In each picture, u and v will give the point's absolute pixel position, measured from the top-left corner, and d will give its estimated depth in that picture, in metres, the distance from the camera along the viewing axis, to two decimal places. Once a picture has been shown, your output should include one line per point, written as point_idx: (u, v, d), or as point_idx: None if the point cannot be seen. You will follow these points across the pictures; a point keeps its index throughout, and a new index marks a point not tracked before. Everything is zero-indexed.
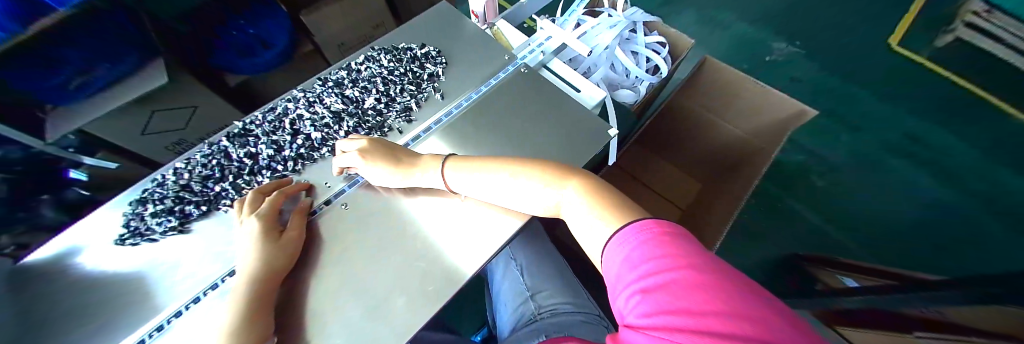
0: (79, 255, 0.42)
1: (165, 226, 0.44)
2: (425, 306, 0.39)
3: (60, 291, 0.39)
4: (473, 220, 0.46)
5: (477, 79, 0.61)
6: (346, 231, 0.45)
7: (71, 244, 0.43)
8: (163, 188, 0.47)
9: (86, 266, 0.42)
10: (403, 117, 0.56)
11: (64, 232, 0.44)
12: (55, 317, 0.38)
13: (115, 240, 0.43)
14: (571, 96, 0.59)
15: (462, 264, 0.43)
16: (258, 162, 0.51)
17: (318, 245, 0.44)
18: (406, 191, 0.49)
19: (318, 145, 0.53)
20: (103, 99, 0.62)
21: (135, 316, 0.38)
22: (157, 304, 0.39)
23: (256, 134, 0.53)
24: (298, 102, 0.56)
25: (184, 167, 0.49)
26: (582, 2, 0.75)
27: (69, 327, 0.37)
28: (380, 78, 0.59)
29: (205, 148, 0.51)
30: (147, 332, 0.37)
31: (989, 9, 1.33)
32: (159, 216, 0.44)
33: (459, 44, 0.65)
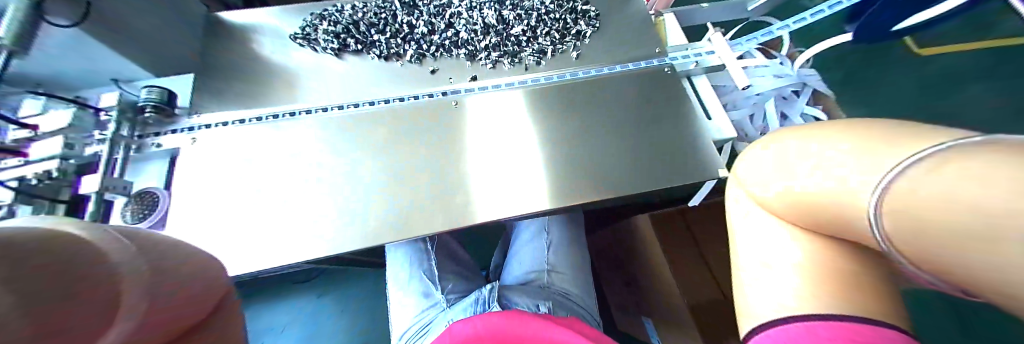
0: (263, 34, 0.62)
1: (327, 45, 0.58)
2: (440, 215, 0.48)
3: (251, 55, 0.60)
4: (518, 170, 0.50)
5: (619, 58, 0.59)
6: (427, 124, 0.53)
7: (260, 25, 0.63)
8: (341, 16, 0.61)
9: (264, 48, 0.61)
10: (536, 56, 0.57)
11: (263, 12, 0.64)
12: (245, 73, 0.59)
13: (290, 34, 0.61)
14: (700, 120, 0.55)
15: (485, 199, 0.48)
16: (411, 34, 0.59)
17: (401, 125, 0.53)
18: (484, 117, 0.54)
19: (457, 45, 0.58)
20: None
21: (281, 96, 0.56)
22: (296, 96, 0.56)
23: (421, 12, 0.61)
24: (461, 1, 0.61)
25: (364, 11, 0.61)
26: (758, 38, 0.68)
27: (248, 87, 0.57)
28: (534, 13, 0.60)
29: (383, 4, 0.62)
30: (287, 112, 0.55)
31: None
32: (334, 37, 0.59)
33: (619, 16, 0.63)
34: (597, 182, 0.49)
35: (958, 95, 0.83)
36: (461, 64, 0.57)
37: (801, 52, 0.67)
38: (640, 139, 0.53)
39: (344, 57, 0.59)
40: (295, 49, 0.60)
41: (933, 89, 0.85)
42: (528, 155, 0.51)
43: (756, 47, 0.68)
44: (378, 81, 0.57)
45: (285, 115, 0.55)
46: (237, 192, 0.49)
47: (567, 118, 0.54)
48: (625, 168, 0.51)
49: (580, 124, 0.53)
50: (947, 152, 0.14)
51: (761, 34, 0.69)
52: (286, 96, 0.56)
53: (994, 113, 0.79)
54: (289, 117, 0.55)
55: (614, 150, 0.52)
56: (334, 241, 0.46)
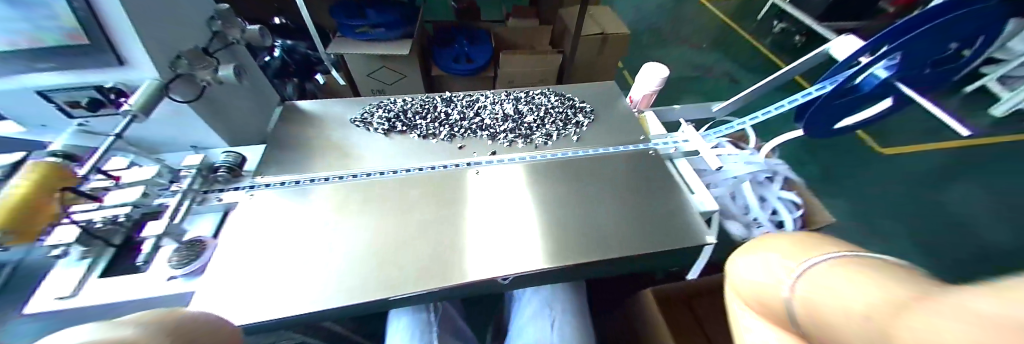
0: (327, 117, 0.79)
1: (378, 127, 0.73)
2: (456, 268, 0.52)
3: (315, 133, 0.75)
4: (525, 231, 0.57)
5: (613, 142, 0.72)
6: (447, 191, 0.62)
7: (327, 111, 0.81)
8: (392, 107, 0.78)
9: (327, 127, 0.76)
10: (544, 138, 0.71)
11: (330, 102, 0.83)
12: (306, 146, 0.72)
13: (349, 118, 0.78)
14: (684, 193, 0.64)
15: (496, 256, 0.53)
16: (446, 119, 0.75)
17: (425, 191, 0.62)
18: (495, 185, 0.63)
19: (480, 128, 0.73)
20: (365, 46, 1.46)
21: (333, 164, 0.68)
22: (345, 164, 0.68)
23: (455, 104, 0.78)
24: (486, 98, 0.80)
25: (410, 103, 0.79)
26: (728, 129, 0.82)
27: (307, 155, 0.70)
28: (542, 108, 0.77)
29: (426, 99, 0.80)
30: (335, 176, 0.65)
31: None
32: (384, 121, 0.74)
33: (608, 112, 0.79)
34: (601, 243, 0.55)
35: (949, 180, 1.39)
36: (482, 142, 0.71)
37: (765, 145, 0.79)
38: (635, 207, 0.61)
39: (390, 136, 0.73)
40: (351, 129, 0.75)
41: (933, 175, 1.41)
42: (538, 216, 0.59)
43: (724, 139, 0.83)
44: (414, 154, 0.69)
45: (332, 179, 0.65)
46: (274, 241, 0.55)
47: (572, 188, 0.63)
48: (624, 231, 0.57)
49: (583, 193, 0.62)
50: (833, 260, 0.21)
51: (726, 128, 0.84)
52: (337, 163, 0.68)
53: (984, 211, 1.29)
54: (335, 180, 0.65)
55: (614, 217, 0.59)
56: (353, 289, 0.49)
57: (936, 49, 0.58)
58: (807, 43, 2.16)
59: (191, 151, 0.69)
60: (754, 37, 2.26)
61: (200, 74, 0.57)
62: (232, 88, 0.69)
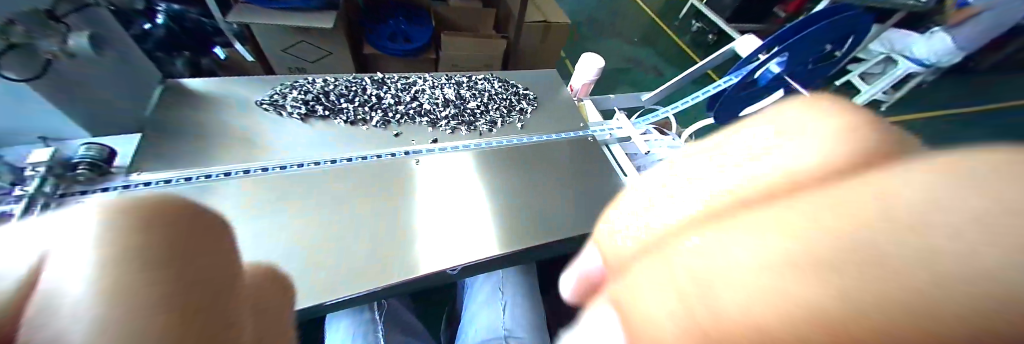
0: (227, 97, 0.66)
1: (294, 111, 0.64)
2: (398, 266, 0.48)
3: (212, 118, 0.62)
4: (468, 219, 0.55)
5: (555, 129, 0.75)
6: (384, 183, 0.58)
7: (227, 90, 0.67)
8: (312, 87, 0.68)
9: (229, 110, 0.64)
10: (488, 125, 0.70)
11: (231, 80, 0.69)
12: (202, 134, 0.59)
13: (257, 100, 0.66)
14: (619, 176, 0.69)
15: (440, 250, 0.51)
16: (379, 103, 0.68)
17: (359, 185, 0.56)
18: (437, 175, 0.60)
19: (418, 114, 0.68)
20: (279, 16, 1.24)
21: (238, 155, 0.57)
22: (254, 155, 0.58)
23: (389, 87, 0.72)
24: (425, 81, 0.75)
25: (333, 83, 0.70)
26: (654, 117, 0.90)
27: (202, 145, 0.57)
28: (484, 94, 0.75)
29: (353, 80, 0.72)
30: (242, 169, 0.55)
31: None
32: (302, 104, 0.65)
33: (551, 99, 0.81)
34: (543, 227, 0.57)
35: None
36: (421, 129, 0.67)
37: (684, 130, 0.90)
38: (575, 190, 0.64)
39: (310, 122, 0.64)
40: (259, 113, 0.64)
41: None
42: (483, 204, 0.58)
43: (651, 126, 0.91)
44: (341, 142, 0.62)
45: (238, 173, 0.55)
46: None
47: (514, 174, 0.64)
48: (565, 214, 0.60)
49: (526, 179, 0.63)
50: None
51: (653, 115, 0.93)
52: (242, 154, 0.57)
53: None
54: (241, 174, 0.55)
55: (556, 201, 0.61)
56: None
57: (807, 51, 0.70)
58: (718, 41, 2.49)
59: (41, 144, 0.52)
60: (676, 34, 2.52)
61: (45, 43, 0.45)
62: (109, 74, 0.55)
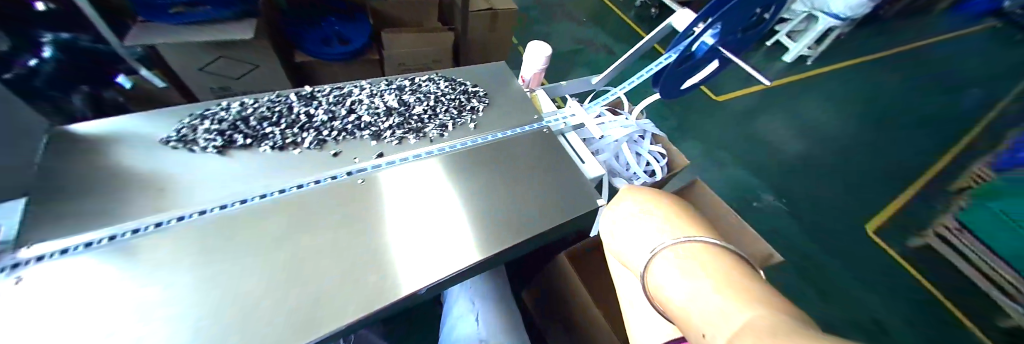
0: (120, 137, 0.57)
1: (210, 143, 0.57)
2: (364, 293, 0.44)
3: (107, 166, 0.53)
4: (433, 229, 0.53)
5: (509, 126, 0.73)
6: (334, 206, 0.53)
7: (120, 129, 0.58)
8: (226, 113, 0.61)
9: (127, 154, 0.55)
10: (438, 129, 0.66)
11: (123, 117, 0.61)
12: (97, 189, 0.50)
13: (162, 138, 0.58)
14: (576, 164, 0.70)
15: (406, 270, 0.47)
16: (311, 122, 0.62)
17: (306, 212, 0.52)
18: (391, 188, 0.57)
19: (359, 128, 0.63)
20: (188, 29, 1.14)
21: (149, 205, 0.49)
22: (168, 203, 0.50)
23: (320, 102, 0.66)
24: (363, 90, 0.69)
25: (251, 105, 0.63)
26: (605, 99, 0.92)
27: (99, 200, 0.48)
28: (431, 96, 0.71)
29: (276, 98, 0.66)
30: (157, 221, 0.48)
31: (960, 227, 1.70)
32: (217, 135, 0.58)
33: (502, 93, 0.79)
34: (504, 228, 0.56)
35: (750, 124, 1.99)
36: (364, 144, 0.62)
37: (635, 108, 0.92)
38: (536, 186, 0.63)
39: (229, 153, 0.57)
40: (168, 152, 0.56)
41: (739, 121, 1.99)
42: (443, 216, 0.55)
43: (603, 108, 0.93)
44: (272, 171, 0.56)
45: (155, 226, 0.47)
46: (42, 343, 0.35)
47: (471, 179, 0.61)
48: (527, 211, 0.59)
49: (486, 183, 0.61)
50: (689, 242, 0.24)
51: (606, 96, 0.95)
52: (155, 204, 0.50)
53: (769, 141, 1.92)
54: (156, 228, 0.47)
55: (517, 200, 0.60)
56: None
57: (735, 27, 0.74)
58: (660, 14, 2.57)
59: None
60: (622, 10, 2.57)
61: None
62: None
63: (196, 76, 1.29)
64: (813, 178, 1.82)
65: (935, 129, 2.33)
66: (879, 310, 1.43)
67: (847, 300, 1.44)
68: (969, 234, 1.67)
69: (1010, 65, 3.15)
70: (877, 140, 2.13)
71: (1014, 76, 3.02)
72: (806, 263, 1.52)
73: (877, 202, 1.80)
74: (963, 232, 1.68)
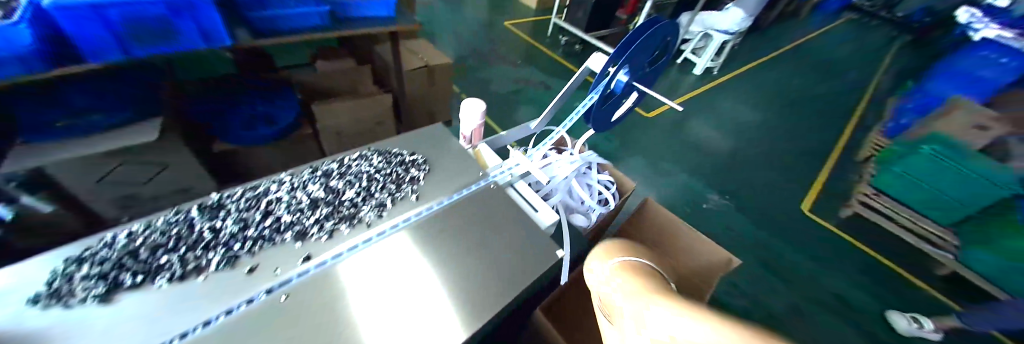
0: None
1: (88, 293, 0.40)
2: None
3: None
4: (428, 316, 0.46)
5: (455, 188, 0.70)
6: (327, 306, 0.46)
7: None
8: (113, 248, 0.46)
9: None
10: (375, 211, 0.60)
11: None
12: None
13: (26, 301, 0.39)
14: (529, 214, 0.69)
15: None
16: (218, 237, 0.51)
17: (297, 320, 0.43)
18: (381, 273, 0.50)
19: (283, 229, 0.54)
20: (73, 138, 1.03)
21: None
22: None
23: (228, 209, 0.55)
24: (282, 184, 0.60)
25: (143, 232, 0.49)
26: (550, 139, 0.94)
27: None
28: (365, 175, 0.65)
29: (170, 215, 0.53)
30: None
31: (875, 192, 2.02)
32: (98, 278, 0.42)
33: (442, 155, 0.77)
34: (475, 309, 0.48)
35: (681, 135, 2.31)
36: (290, 247, 0.52)
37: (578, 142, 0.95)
38: (500, 249, 0.58)
39: (111, 300, 0.41)
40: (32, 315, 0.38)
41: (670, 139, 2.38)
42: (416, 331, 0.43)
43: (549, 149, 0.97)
44: (165, 310, 0.42)
45: None
46: None
47: (426, 258, 0.54)
48: (495, 281, 0.53)
49: (446, 259, 0.54)
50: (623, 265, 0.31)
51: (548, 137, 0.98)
52: None
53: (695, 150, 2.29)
54: None
55: (482, 270, 0.54)
56: None
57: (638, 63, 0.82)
58: (585, 49, 2.96)
59: None
60: (551, 49, 2.89)
61: None
62: None
63: (101, 191, 1.13)
64: (739, 175, 2.22)
65: (809, 113, 2.94)
66: (817, 273, 1.69)
67: (791, 271, 1.68)
68: (884, 196, 2.00)
69: (848, 51, 4.09)
70: (778, 134, 2.65)
71: (851, 59, 3.91)
72: (753, 247, 1.77)
73: (799, 188, 2.20)
74: (880, 195, 2.00)
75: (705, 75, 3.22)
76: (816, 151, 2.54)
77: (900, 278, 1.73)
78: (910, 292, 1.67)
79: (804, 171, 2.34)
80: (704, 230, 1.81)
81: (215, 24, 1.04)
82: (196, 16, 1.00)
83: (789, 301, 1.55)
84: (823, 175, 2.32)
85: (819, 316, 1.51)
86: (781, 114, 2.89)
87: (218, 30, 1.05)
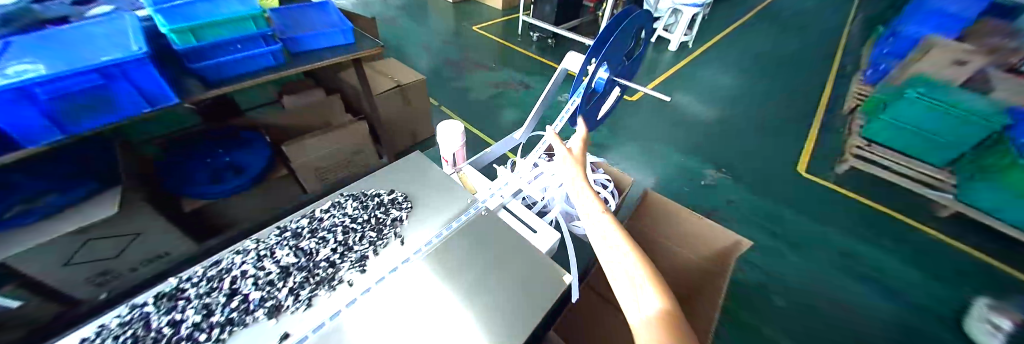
0: None
1: None
2: None
3: None
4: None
5: (441, 222, 0.64)
6: None
7: None
8: None
9: None
10: (356, 267, 0.54)
11: None
12: None
13: None
14: (527, 238, 0.66)
15: None
16: (177, 331, 0.44)
17: None
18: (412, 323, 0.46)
19: (254, 308, 0.47)
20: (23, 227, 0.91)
21: None
22: None
23: (189, 295, 0.48)
24: (246, 255, 0.54)
25: (90, 341, 0.42)
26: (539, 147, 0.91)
27: None
28: (341, 227, 0.60)
29: (124, 314, 0.46)
30: None
31: (868, 143, 2.00)
32: None
33: (425, 187, 0.73)
34: None
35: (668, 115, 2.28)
36: (265, 328, 0.45)
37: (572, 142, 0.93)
38: (499, 284, 0.53)
39: None
40: None
41: (656, 119, 2.35)
42: None
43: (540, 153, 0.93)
44: None
45: None
46: None
47: (420, 311, 0.48)
48: (502, 324, 0.48)
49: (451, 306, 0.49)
50: None
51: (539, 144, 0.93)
52: None
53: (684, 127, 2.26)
54: None
55: (484, 314, 0.49)
56: None
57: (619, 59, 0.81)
58: (558, 43, 2.94)
59: None
60: (524, 47, 2.85)
61: None
62: None
63: (71, 275, 1.03)
64: (733, 145, 2.20)
65: (788, 72, 2.95)
66: (825, 234, 1.66)
67: (800, 236, 1.65)
68: (879, 146, 1.97)
69: (813, 6, 4.13)
70: (762, 97, 2.64)
71: (817, 13, 3.97)
72: (759, 218, 1.74)
73: (792, 150, 2.18)
74: (872, 146, 1.99)
75: (681, 50, 3.21)
76: (804, 109, 2.53)
77: (905, 225, 1.71)
78: (922, 239, 1.65)
79: (795, 131, 2.33)
80: (707, 208, 1.78)
81: (156, 83, 0.96)
82: (133, 79, 0.91)
83: (803, 270, 1.51)
84: (813, 133, 2.31)
85: (837, 278, 1.49)
86: (762, 77, 2.89)
87: (161, 88, 0.97)
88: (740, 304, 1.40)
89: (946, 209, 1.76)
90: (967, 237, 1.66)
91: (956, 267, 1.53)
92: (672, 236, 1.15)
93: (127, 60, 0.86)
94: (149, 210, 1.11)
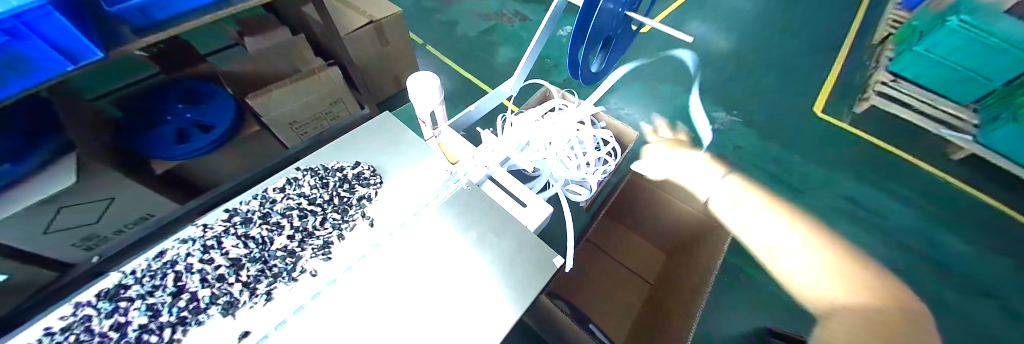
0: None
1: None
2: None
3: None
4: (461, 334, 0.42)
5: (418, 197, 0.57)
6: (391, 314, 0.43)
7: None
8: None
9: None
10: (320, 255, 0.48)
11: None
12: None
13: None
14: (518, 214, 0.61)
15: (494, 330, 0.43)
16: (124, 336, 0.39)
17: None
18: (393, 312, 0.44)
19: (205, 306, 0.42)
20: None
21: None
22: None
23: (131, 295, 0.43)
24: (192, 245, 0.48)
25: None
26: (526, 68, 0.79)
27: None
28: (297, 210, 0.53)
29: (66, 315, 0.41)
30: None
31: (893, 78, 1.78)
32: None
33: (396, 157, 0.64)
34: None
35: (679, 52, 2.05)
36: (220, 327, 0.41)
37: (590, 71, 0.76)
38: (479, 264, 0.50)
39: None
40: None
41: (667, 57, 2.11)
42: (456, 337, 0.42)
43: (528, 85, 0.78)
44: None
45: None
46: None
47: (398, 298, 0.45)
48: (487, 312, 0.45)
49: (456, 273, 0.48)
50: None
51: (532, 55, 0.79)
52: None
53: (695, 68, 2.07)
54: None
55: (468, 295, 0.46)
56: None
57: None
58: None
59: None
60: None
61: None
62: None
63: (59, 239, 1.00)
64: (751, 84, 2.00)
65: None
66: (830, 179, 1.63)
67: (800, 183, 1.63)
68: (904, 82, 1.77)
69: None
70: (788, 27, 2.33)
71: None
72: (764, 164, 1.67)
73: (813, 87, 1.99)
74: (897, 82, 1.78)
75: None
76: (832, 38, 2.25)
77: (917, 169, 1.65)
78: (931, 182, 1.61)
79: (819, 66, 2.10)
80: (711, 155, 1.70)
81: (70, 34, 0.77)
82: (42, 32, 0.74)
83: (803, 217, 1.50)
84: (837, 68, 2.08)
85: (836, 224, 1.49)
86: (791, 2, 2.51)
87: (80, 41, 0.79)
88: (737, 249, 1.42)
89: (960, 151, 1.66)
90: (977, 179, 1.62)
91: (956, 210, 1.52)
92: (668, 193, 1.10)
93: (26, 10, 0.67)
94: (125, 176, 1.05)
